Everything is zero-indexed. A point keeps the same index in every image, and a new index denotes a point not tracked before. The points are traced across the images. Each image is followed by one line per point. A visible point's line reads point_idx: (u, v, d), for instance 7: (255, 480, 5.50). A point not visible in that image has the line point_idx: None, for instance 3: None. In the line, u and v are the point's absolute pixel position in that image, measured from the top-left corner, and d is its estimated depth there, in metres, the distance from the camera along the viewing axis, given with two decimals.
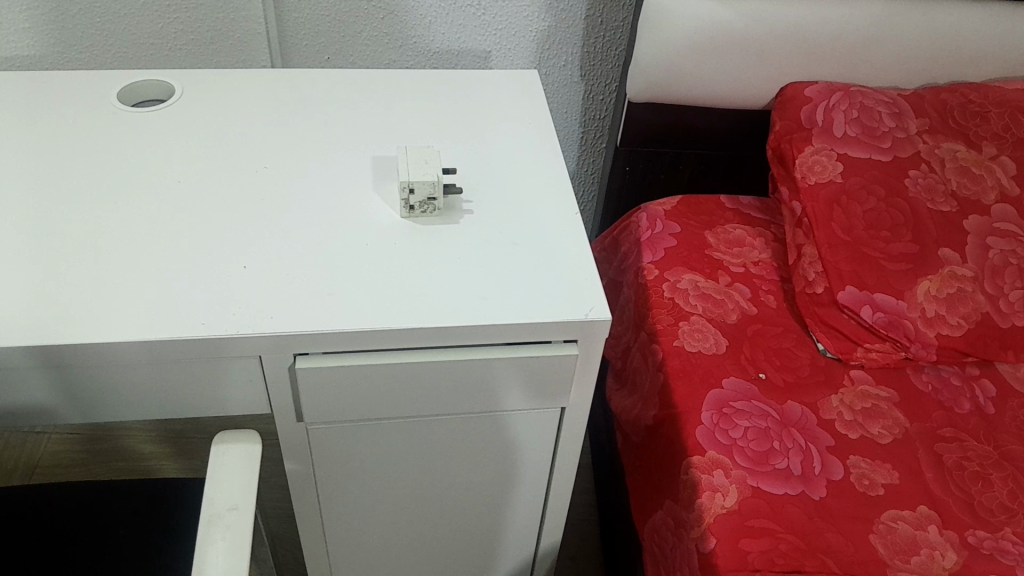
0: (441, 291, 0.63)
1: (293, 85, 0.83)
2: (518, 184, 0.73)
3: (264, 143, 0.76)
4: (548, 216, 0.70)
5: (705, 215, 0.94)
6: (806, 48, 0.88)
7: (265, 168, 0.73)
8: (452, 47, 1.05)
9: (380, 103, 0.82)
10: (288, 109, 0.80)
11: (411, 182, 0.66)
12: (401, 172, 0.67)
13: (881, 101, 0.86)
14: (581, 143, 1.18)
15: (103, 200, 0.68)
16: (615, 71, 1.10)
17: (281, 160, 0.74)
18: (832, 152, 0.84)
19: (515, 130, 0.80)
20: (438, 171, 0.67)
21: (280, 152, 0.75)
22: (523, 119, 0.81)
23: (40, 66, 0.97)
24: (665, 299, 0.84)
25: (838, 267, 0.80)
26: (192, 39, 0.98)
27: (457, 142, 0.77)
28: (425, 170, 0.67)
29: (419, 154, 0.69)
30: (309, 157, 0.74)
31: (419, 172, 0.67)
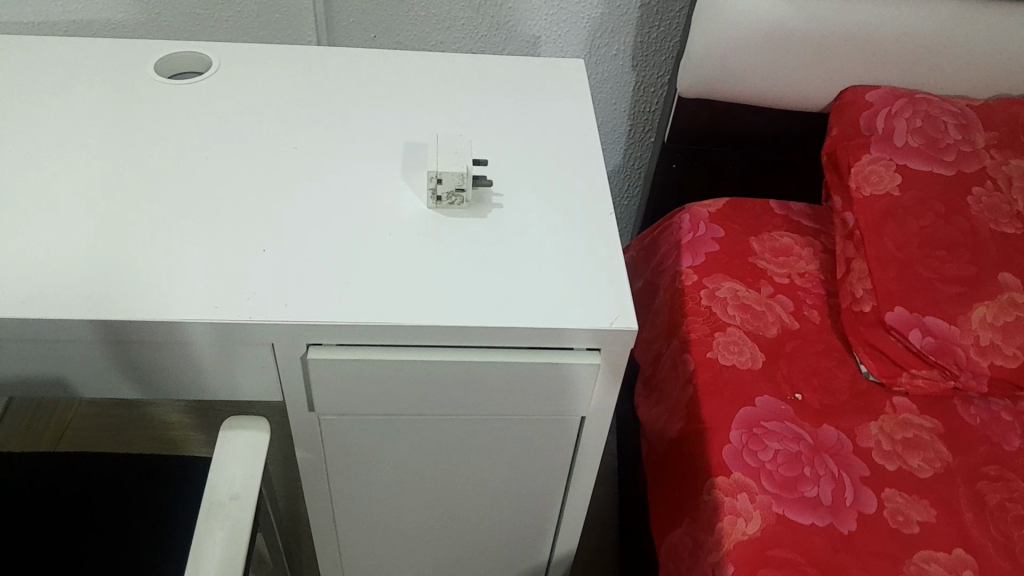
0: (460, 287, 0.60)
1: (331, 64, 0.81)
2: (551, 180, 0.70)
3: (296, 123, 0.74)
4: (579, 215, 0.67)
5: (752, 219, 0.90)
6: (869, 51, 0.83)
7: (295, 148, 0.71)
8: (500, 30, 1.03)
9: (417, 86, 0.79)
10: (324, 89, 0.78)
11: (441, 173, 0.64)
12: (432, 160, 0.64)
13: (948, 110, 0.81)
14: (628, 138, 1.14)
15: (130, 173, 0.67)
16: (668, 63, 1.06)
17: (311, 141, 0.72)
18: (891, 162, 0.80)
19: (553, 122, 0.77)
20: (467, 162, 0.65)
21: (311, 133, 0.73)
22: (564, 110, 0.78)
23: (85, 33, 0.96)
24: (701, 306, 0.81)
25: (887, 285, 0.76)
26: (238, 11, 0.96)
27: (491, 132, 0.74)
28: (453, 161, 0.65)
29: (453, 142, 0.67)
30: (341, 139, 0.73)
31: (448, 162, 0.65)
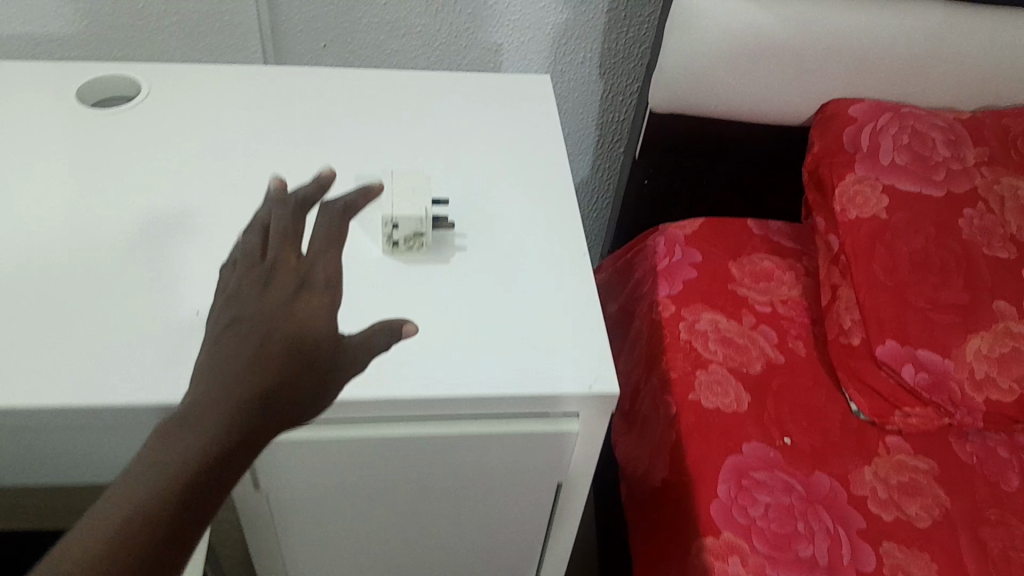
0: (421, 348, 0.54)
1: (275, 86, 0.74)
2: (519, 218, 0.64)
3: (237, 158, 0.67)
4: (553, 256, 0.61)
5: (730, 240, 0.85)
6: (853, 62, 0.78)
7: (234, 187, 0.64)
8: (460, 38, 0.97)
9: (371, 109, 0.73)
10: (266, 116, 0.71)
11: (396, 221, 0.58)
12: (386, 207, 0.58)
13: (936, 125, 0.76)
14: (596, 148, 1.08)
15: (47, 221, 0.60)
16: (638, 71, 1.00)
17: (253, 178, 0.65)
18: (877, 181, 0.75)
19: (520, 147, 0.70)
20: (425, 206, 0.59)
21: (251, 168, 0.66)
22: (530, 133, 0.72)
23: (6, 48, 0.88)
24: (681, 341, 0.76)
25: (878, 315, 0.71)
26: (175, 22, 0.89)
27: (454, 162, 0.68)
28: (410, 206, 0.58)
29: (410, 180, 0.61)
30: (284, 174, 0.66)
31: (405, 204, 0.59)
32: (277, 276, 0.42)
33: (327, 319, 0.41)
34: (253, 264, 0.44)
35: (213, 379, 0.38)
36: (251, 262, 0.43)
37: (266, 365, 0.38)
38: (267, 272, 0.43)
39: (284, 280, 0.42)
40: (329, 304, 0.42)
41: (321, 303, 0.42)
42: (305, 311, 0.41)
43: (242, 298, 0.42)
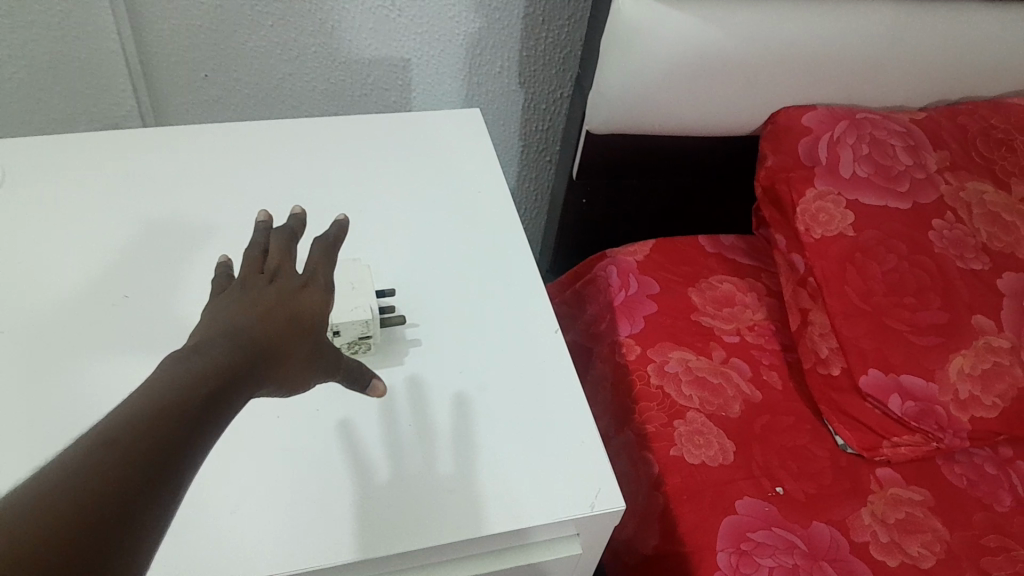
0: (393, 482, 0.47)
1: (165, 167, 0.65)
2: (475, 304, 0.58)
3: (138, 266, 0.58)
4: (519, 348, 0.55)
5: (685, 264, 0.80)
6: (801, 68, 0.73)
7: (136, 303, 0.56)
8: (362, 56, 0.86)
9: (285, 184, 0.65)
10: (162, 206, 0.62)
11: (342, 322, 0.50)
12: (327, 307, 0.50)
13: (895, 131, 0.73)
14: (522, 160, 1.00)
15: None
16: (561, 77, 0.92)
17: (157, 290, 0.57)
18: (841, 197, 0.71)
19: (461, 217, 0.64)
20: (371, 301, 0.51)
21: (147, 273, 0.58)
22: (467, 197, 0.66)
23: None
24: (653, 388, 0.70)
25: (858, 344, 0.68)
26: (26, 66, 0.78)
27: (390, 245, 0.61)
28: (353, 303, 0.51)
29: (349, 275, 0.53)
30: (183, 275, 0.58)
31: (347, 306, 0.50)
32: (260, 297, 0.41)
33: (313, 355, 0.42)
34: (241, 286, 0.42)
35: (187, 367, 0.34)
36: (241, 282, 0.43)
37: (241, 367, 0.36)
38: (252, 296, 0.41)
39: (264, 302, 0.41)
40: (312, 333, 0.42)
41: (306, 332, 0.42)
42: (286, 332, 0.40)
43: (225, 313, 0.40)
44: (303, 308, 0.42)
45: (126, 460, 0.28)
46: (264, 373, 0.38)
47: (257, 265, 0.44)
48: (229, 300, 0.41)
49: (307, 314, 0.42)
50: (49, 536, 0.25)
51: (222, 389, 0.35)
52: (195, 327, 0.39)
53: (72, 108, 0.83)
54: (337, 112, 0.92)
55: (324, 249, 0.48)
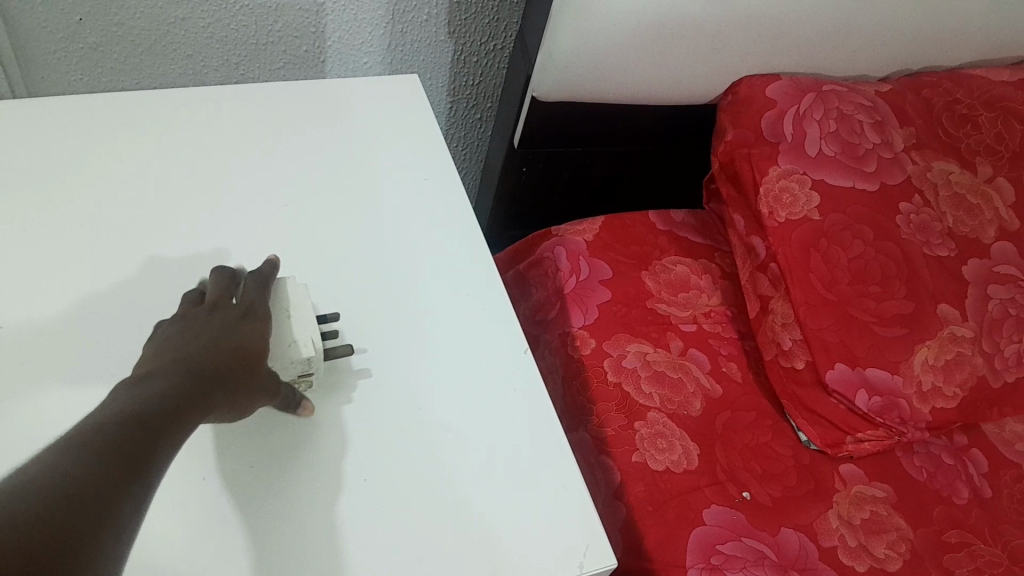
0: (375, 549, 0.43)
1: (50, 163, 0.56)
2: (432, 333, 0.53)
3: (22, 290, 0.49)
4: (488, 385, 0.51)
5: (637, 244, 0.75)
6: (767, 35, 0.68)
7: (22, 337, 0.47)
8: (269, 1, 0.74)
9: (203, 188, 0.57)
10: (48, 213, 0.54)
11: (286, 360, 0.45)
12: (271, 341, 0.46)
13: (860, 105, 0.68)
14: (450, 115, 0.91)
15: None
16: (494, 27, 0.83)
17: (40, 317, 0.48)
18: (805, 177, 0.66)
19: (406, 227, 0.59)
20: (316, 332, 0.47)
21: (22, 297, 0.49)
22: (411, 206, 0.60)
23: None
24: (610, 386, 0.66)
25: (823, 337, 0.64)
26: None
27: (329, 266, 0.55)
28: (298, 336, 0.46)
29: (292, 300, 0.48)
30: (71, 298, 0.50)
31: (285, 341, 0.46)
32: (200, 329, 0.43)
33: (259, 374, 0.43)
34: (180, 322, 0.44)
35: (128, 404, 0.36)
36: (181, 318, 0.44)
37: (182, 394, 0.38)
38: (189, 329, 0.43)
39: (202, 333, 0.42)
40: (257, 352, 0.43)
41: (251, 352, 0.43)
42: (227, 354, 0.41)
43: (168, 347, 0.41)
44: (244, 332, 0.43)
45: (83, 471, 0.31)
46: (210, 398, 0.39)
47: (193, 301, 0.46)
48: (169, 334, 0.43)
49: (251, 337, 0.43)
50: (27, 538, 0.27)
51: (161, 417, 0.36)
52: (141, 363, 0.41)
53: None
54: (240, 65, 0.80)
55: (260, 276, 0.48)
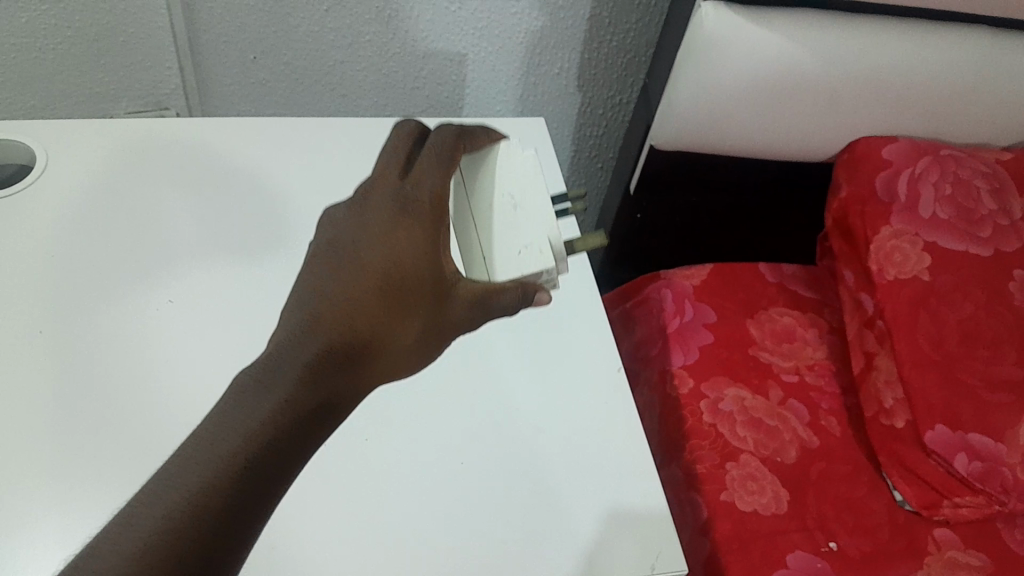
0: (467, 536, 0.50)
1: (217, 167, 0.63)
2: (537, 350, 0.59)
3: (189, 277, 0.57)
4: (579, 403, 0.57)
5: (745, 291, 0.77)
6: (887, 98, 0.70)
7: (185, 317, 0.55)
8: (417, 48, 0.82)
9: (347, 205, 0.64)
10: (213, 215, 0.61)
11: (523, 277, 0.41)
12: (503, 247, 0.41)
13: (979, 170, 0.69)
14: (573, 162, 0.96)
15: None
16: (623, 83, 0.86)
17: (201, 300, 0.56)
18: (917, 237, 0.67)
19: None
20: (553, 237, 0.41)
21: (190, 284, 0.57)
22: None
23: None
24: (705, 425, 0.68)
25: (925, 396, 0.64)
26: (70, 37, 0.75)
27: None
28: (533, 244, 0.41)
29: (508, 183, 0.44)
30: (227, 287, 0.57)
31: (516, 243, 0.41)
32: (351, 251, 0.39)
33: (428, 311, 0.40)
34: (340, 214, 0.41)
35: (256, 388, 0.36)
36: (343, 210, 0.41)
37: (322, 363, 0.37)
38: (342, 245, 0.39)
39: (354, 254, 0.39)
40: (413, 288, 0.39)
41: (407, 293, 0.39)
42: (374, 300, 0.38)
43: (313, 289, 0.38)
44: (400, 257, 0.39)
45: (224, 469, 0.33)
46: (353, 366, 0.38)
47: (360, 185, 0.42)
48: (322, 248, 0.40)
49: (406, 272, 0.39)
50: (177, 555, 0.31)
51: (296, 398, 0.36)
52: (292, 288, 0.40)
53: (116, 82, 0.80)
54: (388, 104, 0.88)
55: (440, 152, 0.41)
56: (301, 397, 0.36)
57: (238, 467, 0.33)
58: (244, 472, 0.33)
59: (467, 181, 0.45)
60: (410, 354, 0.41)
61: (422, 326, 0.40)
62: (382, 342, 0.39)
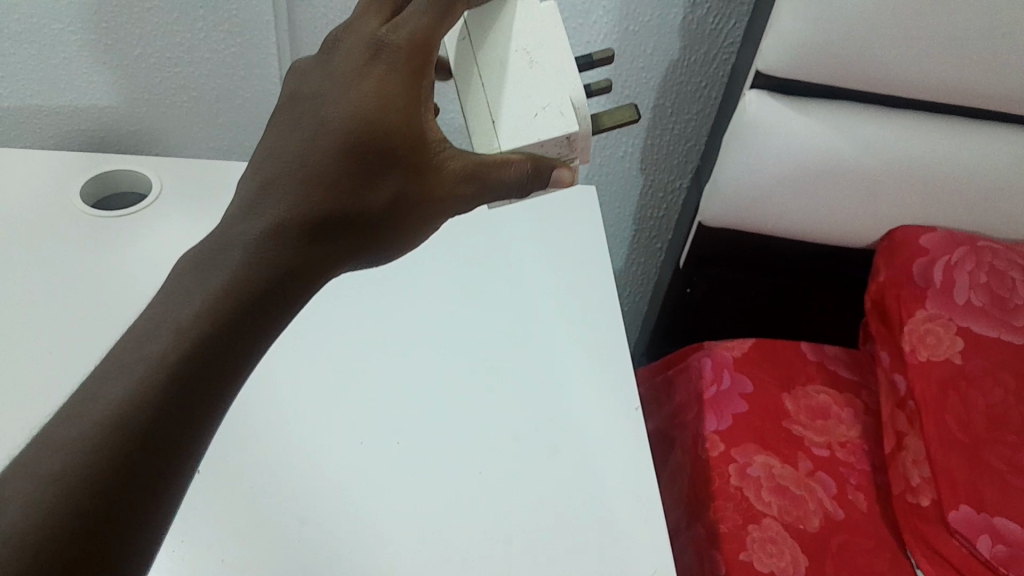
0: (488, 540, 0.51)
1: None
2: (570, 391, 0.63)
3: None
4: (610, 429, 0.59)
5: (783, 367, 0.79)
6: (927, 190, 0.73)
7: None
8: None
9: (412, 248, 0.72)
10: None
11: (542, 140, 0.47)
12: (525, 101, 0.48)
13: (1014, 263, 0.71)
14: (632, 241, 1.02)
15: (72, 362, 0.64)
16: (682, 168, 0.92)
17: None
18: (951, 321, 0.69)
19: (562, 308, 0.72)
20: (575, 95, 0.47)
21: None
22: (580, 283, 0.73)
23: (35, 141, 0.86)
24: (731, 487, 0.70)
25: (950, 474, 0.64)
26: (195, 96, 0.86)
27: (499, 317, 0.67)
28: (554, 104, 0.47)
29: (533, 38, 0.50)
30: None
31: (537, 101, 0.48)
32: (318, 115, 0.45)
33: (398, 170, 0.45)
34: (308, 72, 0.47)
35: (208, 268, 0.41)
36: (317, 74, 0.47)
37: (276, 238, 0.42)
38: (311, 110, 0.45)
39: (319, 122, 0.44)
40: (376, 153, 0.44)
41: (370, 155, 0.44)
42: (336, 170, 0.43)
43: (274, 156, 0.44)
44: (364, 119, 0.44)
45: (161, 349, 0.38)
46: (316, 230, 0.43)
47: (338, 43, 0.47)
48: (292, 113, 0.46)
49: (369, 129, 0.44)
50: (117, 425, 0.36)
51: (241, 274, 0.41)
52: (259, 150, 0.46)
53: (233, 140, 0.92)
54: None
55: (429, 3, 0.45)
56: (257, 262, 0.42)
57: (185, 340, 0.39)
58: (191, 344, 0.39)
59: (495, 28, 0.51)
60: (394, 223, 0.46)
61: (392, 193, 0.45)
62: (351, 210, 0.44)
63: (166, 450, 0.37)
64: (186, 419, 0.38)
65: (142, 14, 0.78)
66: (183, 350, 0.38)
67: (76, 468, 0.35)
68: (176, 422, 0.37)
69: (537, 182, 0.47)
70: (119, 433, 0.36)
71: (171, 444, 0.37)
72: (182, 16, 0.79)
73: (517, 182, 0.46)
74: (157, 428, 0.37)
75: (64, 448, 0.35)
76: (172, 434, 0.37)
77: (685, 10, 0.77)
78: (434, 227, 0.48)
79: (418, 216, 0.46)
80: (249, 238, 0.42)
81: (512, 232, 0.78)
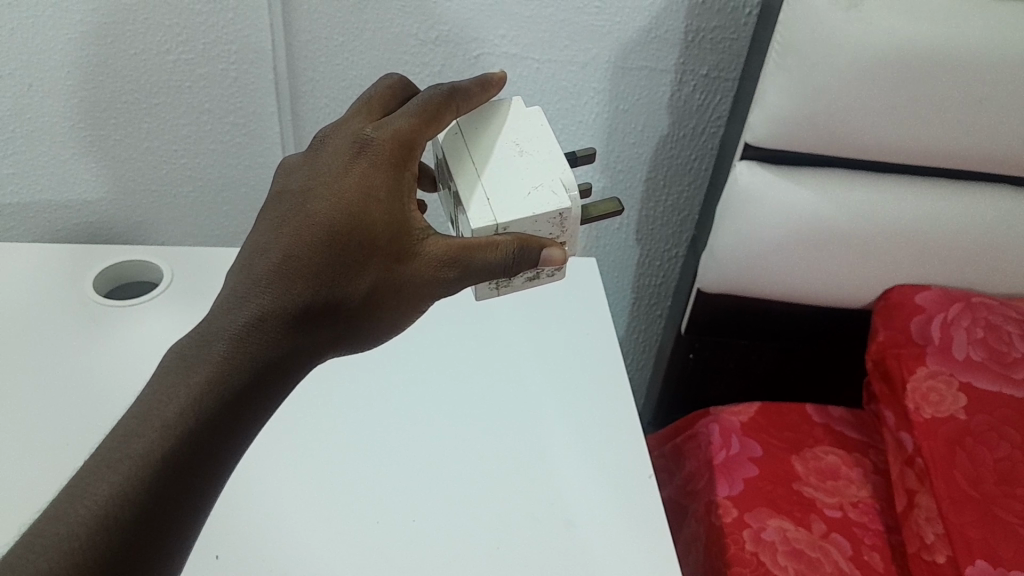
0: None
1: None
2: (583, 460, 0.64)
3: None
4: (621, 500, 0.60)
5: (790, 429, 0.80)
6: (918, 250, 0.75)
7: None
8: None
9: None
10: None
11: (535, 215, 0.48)
12: (520, 182, 0.50)
13: (1010, 317, 0.73)
14: (632, 310, 1.04)
15: (82, 450, 0.64)
16: (677, 237, 0.95)
17: None
18: (953, 378, 0.70)
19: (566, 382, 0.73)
20: (564, 180, 0.50)
21: None
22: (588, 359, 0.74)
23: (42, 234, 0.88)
24: (746, 553, 0.70)
25: (963, 530, 0.64)
26: (199, 186, 0.88)
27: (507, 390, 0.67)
28: (546, 185, 0.50)
29: (524, 136, 0.53)
30: None
31: (533, 181, 0.50)
32: (302, 208, 0.47)
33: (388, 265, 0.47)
34: (297, 167, 0.50)
35: (189, 365, 0.43)
36: (304, 168, 0.49)
37: (253, 336, 0.43)
38: (296, 201, 0.47)
39: (305, 216, 0.46)
40: (359, 246, 0.46)
41: (352, 250, 0.46)
42: (320, 266, 0.45)
43: (258, 250, 0.46)
44: (343, 215, 0.46)
45: (145, 448, 0.40)
46: (298, 326, 0.45)
47: (327, 140, 0.50)
48: (278, 204, 0.48)
49: (353, 227, 0.46)
50: (99, 526, 0.38)
51: (221, 373, 0.43)
52: (244, 246, 0.47)
53: (236, 227, 0.93)
54: None
55: (418, 108, 0.50)
56: (239, 362, 0.43)
57: (169, 439, 0.40)
58: (176, 442, 0.41)
59: (486, 126, 0.54)
60: (378, 310, 0.47)
61: (374, 283, 0.46)
62: (330, 300, 0.45)
63: (151, 548, 0.39)
64: (170, 516, 0.40)
65: (149, 109, 0.80)
66: (168, 447, 0.40)
67: (63, 568, 0.37)
68: (159, 520, 0.40)
69: (526, 263, 0.47)
70: (105, 534, 0.38)
71: (154, 541, 0.40)
72: (187, 110, 0.81)
73: (502, 265, 0.47)
74: (138, 531, 0.39)
75: (51, 549, 0.37)
76: (156, 532, 0.39)
77: (673, 88, 0.80)
78: (421, 312, 0.49)
79: (401, 303, 0.48)
80: (229, 332, 0.43)
81: (511, 309, 0.80)
